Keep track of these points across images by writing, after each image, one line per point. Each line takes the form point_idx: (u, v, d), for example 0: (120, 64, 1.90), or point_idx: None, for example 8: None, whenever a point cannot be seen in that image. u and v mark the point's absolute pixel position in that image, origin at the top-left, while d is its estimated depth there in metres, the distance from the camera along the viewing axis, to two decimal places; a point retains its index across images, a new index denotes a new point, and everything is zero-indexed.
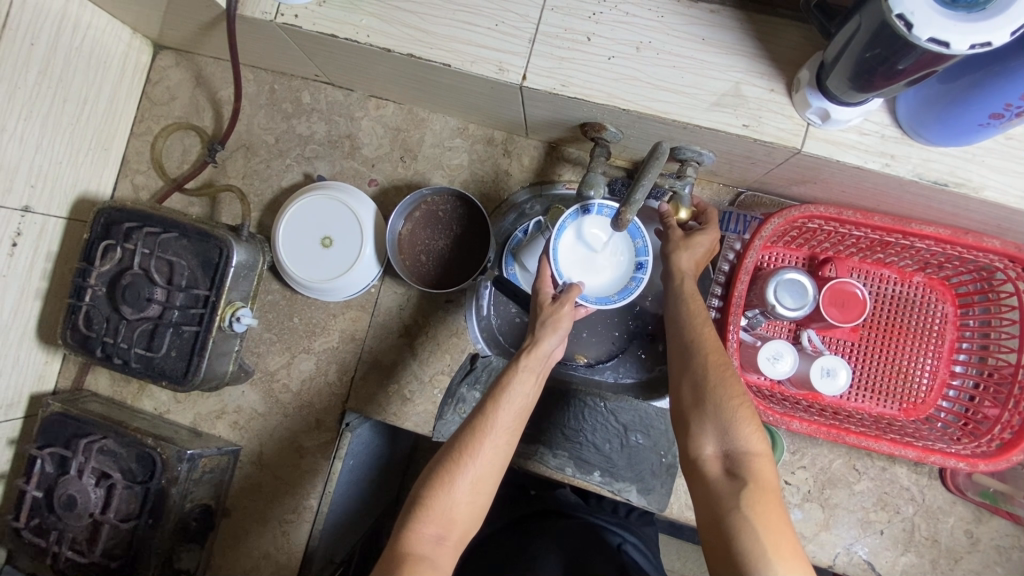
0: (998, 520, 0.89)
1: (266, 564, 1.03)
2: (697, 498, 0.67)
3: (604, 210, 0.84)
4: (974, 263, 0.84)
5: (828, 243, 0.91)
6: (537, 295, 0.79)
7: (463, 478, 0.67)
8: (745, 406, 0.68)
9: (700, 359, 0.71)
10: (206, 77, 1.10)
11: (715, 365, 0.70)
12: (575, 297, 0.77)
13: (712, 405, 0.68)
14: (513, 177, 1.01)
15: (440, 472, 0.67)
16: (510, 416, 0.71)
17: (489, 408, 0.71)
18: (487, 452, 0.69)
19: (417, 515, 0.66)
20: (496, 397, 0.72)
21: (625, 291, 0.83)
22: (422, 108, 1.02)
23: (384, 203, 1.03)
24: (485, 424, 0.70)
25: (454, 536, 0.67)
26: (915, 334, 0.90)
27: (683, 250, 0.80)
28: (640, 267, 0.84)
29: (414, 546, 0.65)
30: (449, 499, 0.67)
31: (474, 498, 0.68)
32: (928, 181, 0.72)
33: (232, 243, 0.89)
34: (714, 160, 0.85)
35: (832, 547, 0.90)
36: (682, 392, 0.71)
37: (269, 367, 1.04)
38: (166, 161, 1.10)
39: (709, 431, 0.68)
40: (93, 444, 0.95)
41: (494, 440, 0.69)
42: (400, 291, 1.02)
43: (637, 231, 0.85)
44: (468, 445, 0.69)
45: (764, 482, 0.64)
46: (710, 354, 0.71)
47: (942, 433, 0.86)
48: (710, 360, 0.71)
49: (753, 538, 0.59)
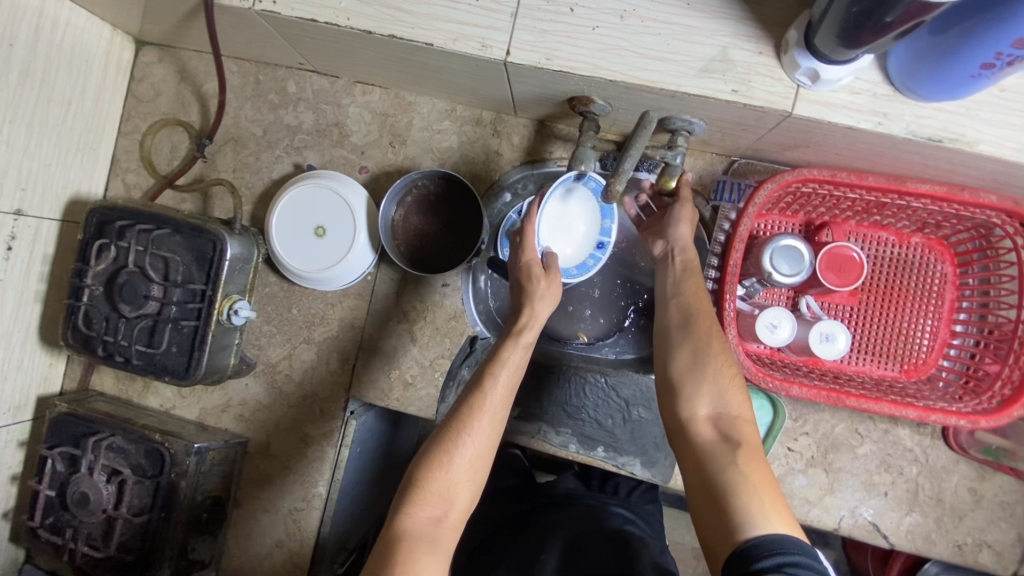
0: (1001, 477, 0.90)
1: (279, 552, 1.04)
2: (683, 459, 0.67)
3: (591, 183, 0.91)
4: (972, 221, 0.83)
5: (824, 208, 0.89)
6: (526, 267, 0.83)
7: (462, 456, 0.70)
8: (737, 379, 0.70)
9: (702, 326, 0.72)
10: (190, 71, 1.09)
11: (717, 337, 0.72)
12: (558, 268, 0.84)
13: (710, 370, 0.70)
14: (503, 157, 1.00)
15: (437, 452, 0.70)
16: (505, 392, 0.74)
17: (486, 383, 0.74)
18: (485, 426, 0.72)
19: (413, 498, 0.67)
20: (492, 370, 0.75)
21: (582, 266, 0.91)
22: (408, 92, 1.01)
23: (375, 190, 1.02)
24: (480, 400, 0.73)
25: (452, 517, 0.68)
26: (915, 296, 0.90)
27: (685, 218, 0.81)
28: (600, 246, 0.92)
29: (410, 526, 0.65)
30: (448, 478, 0.69)
31: (471, 475, 0.70)
32: (921, 138, 0.71)
33: (225, 236, 0.89)
34: (706, 129, 0.84)
35: (836, 510, 0.91)
36: (679, 356, 0.71)
37: (270, 359, 1.04)
38: (156, 158, 1.09)
39: (704, 393, 0.68)
40: (101, 441, 0.97)
41: (491, 416, 0.72)
42: (395, 277, 1.02)
43: (608, 212, 0.92)
44: (465, 419, 0.71)
45: (754, 445, 0.65)
46: (711, 326, 0.73)
47: (943, 392, 0.85)
48: (712, 330, 0.72)
49: (751, 494, 0.59)
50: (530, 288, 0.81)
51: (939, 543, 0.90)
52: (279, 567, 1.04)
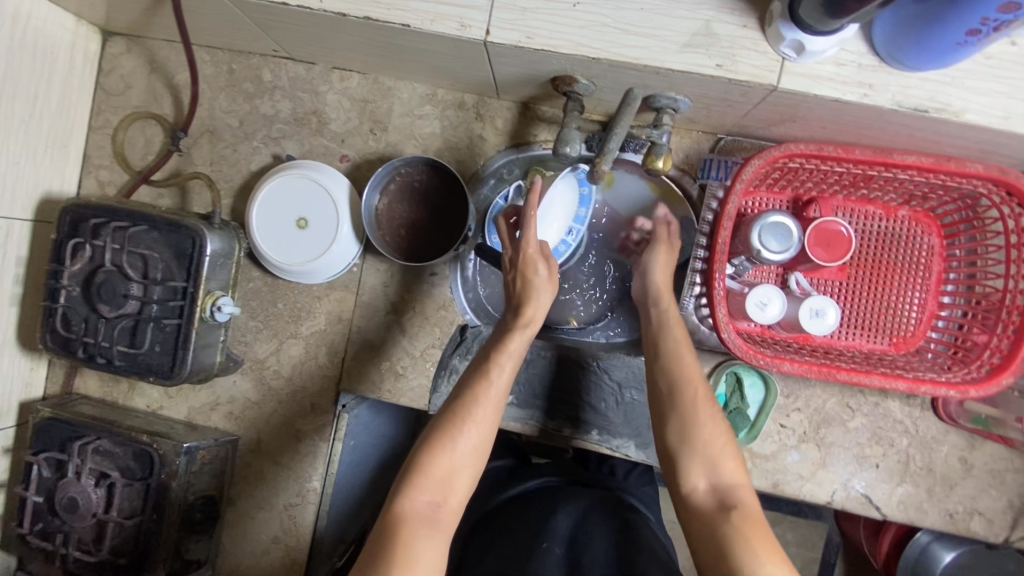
0: (991, 445, 0.91)
1: (276, 548, 1.04)
2: (687, 530, 0.69)
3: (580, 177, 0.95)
4: (959, 191, 0.83)
5: (811, 182, 0.89)
6: (524, 248, 0.81)
7: (464, 442, 0.70)
8: (729, 441, 0.72)
9: (688, 393, 0.74)
10: (160, 61, 1.05)
11: (705, 404, 0.74)
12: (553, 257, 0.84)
13: (700, 441, 0.72)
14: (487, 142, 0.98)
15: (438, 437, 0.70)
16: (506, 382, 0.75)
17: (490, 371, 0.75)
18: (489, 414, 0.72)
19: (412, 482, 0.67)
20: (496, 359, 0.76)
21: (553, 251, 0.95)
22: (387, 77, 0.99)
23: (357, 179, 1.00)
24: (485, 386, 0.73)
25: (450, 503, 0.68)
26: (903, 269, 0.90)
27: (659, 264, 0.87)
28: (570, 232, 0.94)
29: (410, 509, 0.66)
30: (450, 463, 0.69)
31: (473, 460, 0.71)
32: (907, 109, 0.70)
33: (204, 231, 0.87)
34: (691, 106, 0.83)
35: (829, 484, 0.92)
36: (668, 429, 0.74)
37: (257, 355, 1.03)
38: (130, 153, 1.06)
39: (697, 465, 0.71)
40: (87, 445, 0.95)
41: (494, 402, 0.73)
42: (383, 268, 1.00)
43: (586, 202, 0.96)
44: (467, 405, 0.72)
45: (752, 510, 0.67)
46: (698, 391, 0.75)
47: (932, 363, 0.86)
48: (700, 396, 0.74)
49: (754, 563, 0.61)
50: (528, 273, 0.80)
51: (930, 512, 0.91)
52: (277, 563, 1.04)
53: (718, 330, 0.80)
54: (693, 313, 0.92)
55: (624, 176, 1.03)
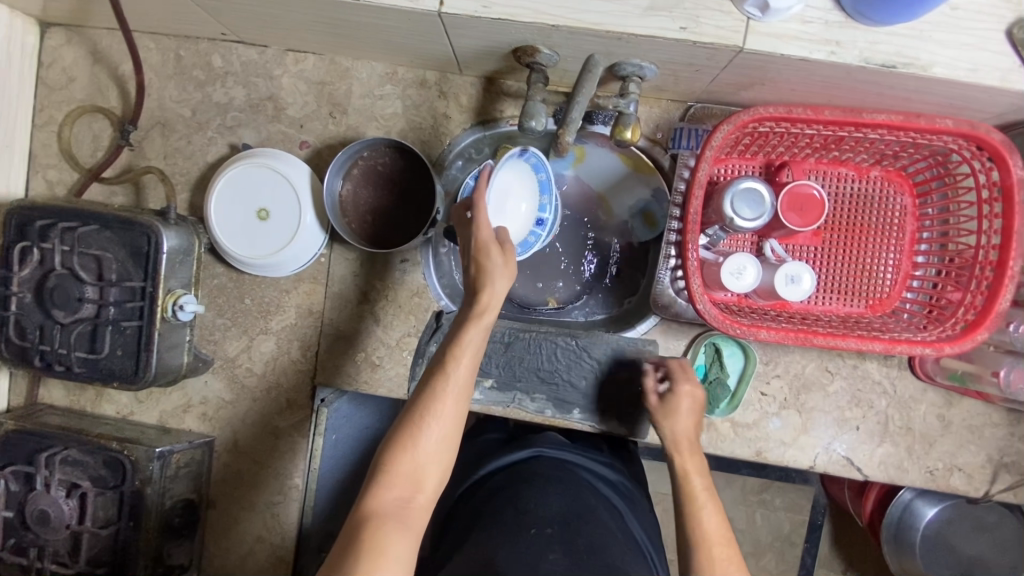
0: (968, 401, 0.92)
1: (261, 547, 1.02)
2: None
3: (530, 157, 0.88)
4: (930, 148, 0.82)
5: (782, 147, 0.87)
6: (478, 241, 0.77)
7: (427, 440, 0.70)
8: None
9: (707, 549, 0.73)
10: (103, 51, 0.99)
11: (722, 559, 0.72)
12: (512, 244, 0.80)
13: None
14: (452, 120, 0.95)
15: (402, 436, 0.69)
16: (468, 373, 0.73)
17: (448, 366, 0.72)
18: (451, 408, 0.71)
19: (379, 480, 0.68)
20: (454, 352, 0.73)
21: (525, 244, 0.91)
22: (344, 57, 0.94)
23: (319, 166, 0.96)
24: (446, 379, 0.72)
25: (419, 498, 0.69)
26: (877, 230, 0.90)
27: (677, 420, 0.84)
28: (540, 223, 0.91)
29: (377, 507, 0.66)
30: (414, 461, 0.69)
31: (441, 454, 0.71)
32: (875, 66, 0.69)
33: (159, 228, 0.83)
34: (657, 73, 0.80)
35: (811, 449, 0.92)
36: None
37: (227, 353, 0.99)
38: (78, 150, 1.00)
39: None
40: (55, 456, 0.92)
41: (456, 395, 0.72)
42: (351, 257, 0.97)
43: (546, 187, 0.90)
44: (428, 401, 0.71)
45: None
46: (716, 545, 0.73)
47: (908, 323, 0.86)
48: (717, 552, 0.72)
49: None
50: (483, 262, 0.76)
51: (911, 470, 0.92)
52: (264, 562, 1.02)
53: (693, 301, 0.79)
54: (669, 286, 0.91)
55: (593, 149, 1.01)
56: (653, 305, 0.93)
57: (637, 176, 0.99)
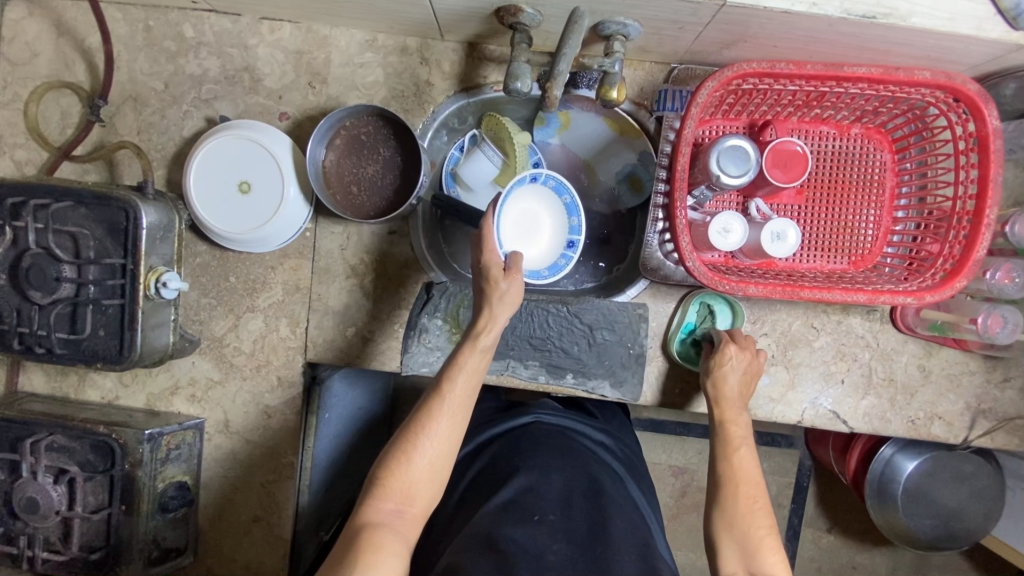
0: (947, 351, 0.94)
1: (258, 527, 1.01)
2: None
3: (548, 180, 0.95)
4: (908, 102, 0.83)
5: (765, 105, 0.88)
6: (484, 268, 0.80)
7: (421, 457, 0.74)
8: (770, 534, 0.73)
9: (731, 486, 0.76)
10: (67, 23, 0.95)
11: (745, 497, 0.75)
12: (520, 268, 0.82)
13: (739, 529, 0.73)
14: (435, 87, 0.94)
15: (398, 452, 0.74)
16: (461, 396, 0.77)
17: (444, 388, 0.77)
18: (443, 428, 0.75)
19: (376, 493, 0.73)
20: (449, 374, 0.77)
21: (554, 267, 0.97)
22: (322, 24, 0.92)
23: (300, 138, 0.94)
24: (439, 400, 0.76)
25: (413, 510, 0.73)
26: (858, 188, 0.92)
27: (737, 374, 0.83)
28: (570, 245, 0.97)
29: (374, 517, 0.71)
30: (408, 477, 0.73)
31: (434, 472, 0.75)
32: (856, 16, 0.69)
33: (137, 203, 0.81)
34: (642, 31, 0.80)
35: (799, 404, 0.95)
36: (712, 517, 0.76)
37: (214, 332, 0.98)
38: (46, 127, 0.96)
39: (735, 554, 0.72)
40: (40, 443, 0.90)
41: (450, 417, 0.76)
42: (338, 231, 0.95)
43: (574, 209, 0.96)
44: (422, 420, 0.75)
45: None
46: (740, 484, 0.76)
47: (889, 276, 0.88)
48: (740, 491, 0.76)
49: None
50: (487, 288, 0.80)
51: (894, 420, 0.95)
52: (261, 543, 1.02)
53: (683, 260, 0.79)
54: (658, 248, 0.92)
55: (578, 115, 1.00)
56: (642, 269, 0.93)
57: (622, 140, 0.99)
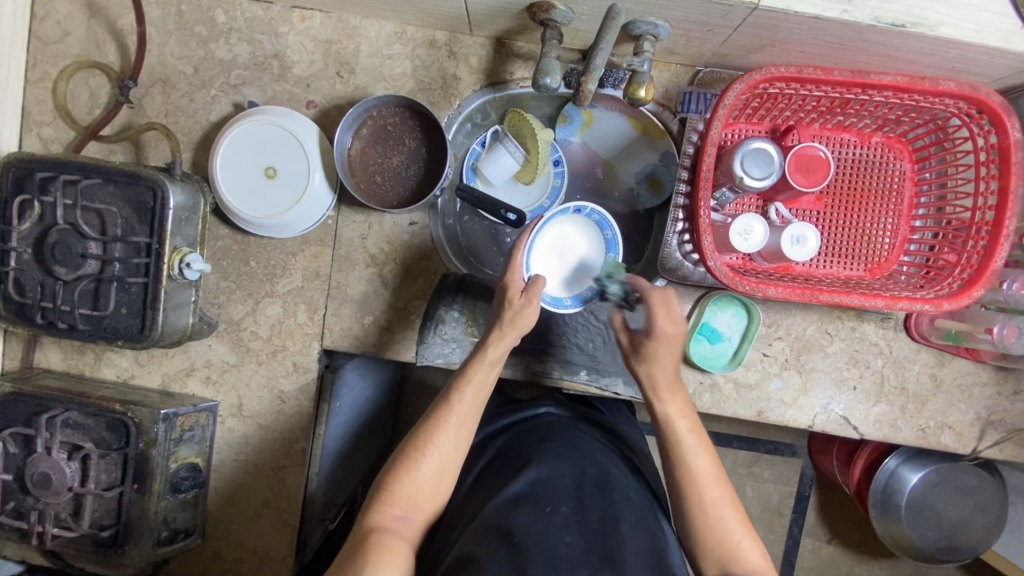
0: (960, 361, 0.95)
1: (266, 511, 1.02)
2: None
3: (592, 215, 0.92)
4: (931, 112, 0.84)
5: (789, 111, 0.90)
6: (506, 286, 0.82)
7: (426, 466, 0.76)
8: (740, 524, 0.74)
9: (693, 489, 0.75)
10: (99, 3, 0.96)
11: (710, 496, 0.74)
12: (540, 292, 0.81)
13: (705, 527, 0.74)
14: (462, 82, 0.95)
15: (404, 461, 0.76)
16: (468, 408, 0.79)
17: (452, 399, 0.79)
18: (449, 440, 0.77)
19: (383, 498, 0.74)
20: (459, 386, 0.79)
21: (578, 296, 0.91)
22: (352, 15, 0.93)
23: (326, 126, 0.95)
24: (446, 411, 0.78)
25: (417, 517, 0.75)
26: (876, 196, 0.92)
27: (666, 353, 0.77)
28: None
29: (379, 522, 0.73)
30: (413, 485, 0.75)
31: (439, 481, 0.77)
32: (885, 24, 0.70)
33: (165, 183, 0.82)
34: (671, 32, 0.80)
35: (811, 408, 0.95)
36: (682, 519, 0.76)
37: (232, 316, 0.98)
38: (73, 107, 0.97)
39: (708, 552, 0.74)
40: (55, 419, 0.90)
41: (456, 428, 0.78)
42: (359, 219, 0.96)
43: (614, 246, 0.92)
44: (429, 431, 0.77)
45: None
46: (701, 484, 0.75)
47: (906, 284, 0.89)
48: (702, 491, 0.75)
49: None
50: (504, 306, 0.81)
51: (905, 428, 0.96)
52: (269, 527, 1.02)
53: (705, 260, 0.79)
54: (676, 249, 0.92)
55: (602, 113, 1.02)
56: (660, 268, 0.93)
57: (644, 139, 1.01)
